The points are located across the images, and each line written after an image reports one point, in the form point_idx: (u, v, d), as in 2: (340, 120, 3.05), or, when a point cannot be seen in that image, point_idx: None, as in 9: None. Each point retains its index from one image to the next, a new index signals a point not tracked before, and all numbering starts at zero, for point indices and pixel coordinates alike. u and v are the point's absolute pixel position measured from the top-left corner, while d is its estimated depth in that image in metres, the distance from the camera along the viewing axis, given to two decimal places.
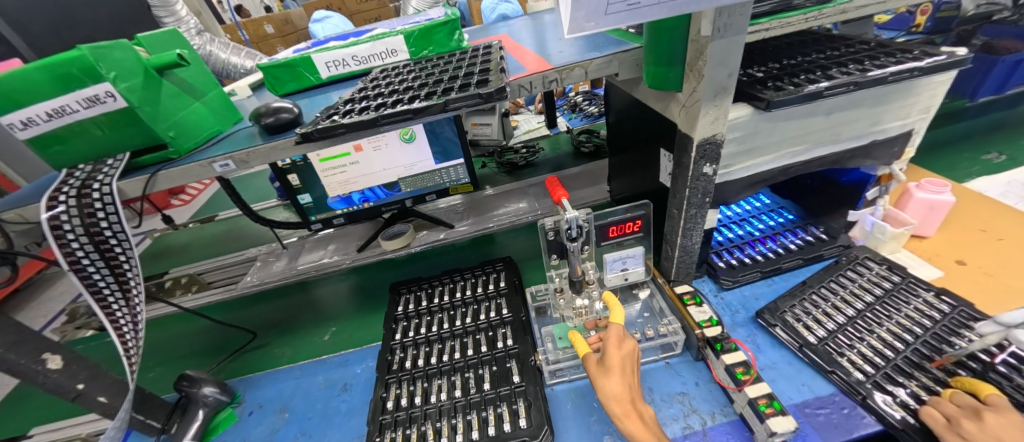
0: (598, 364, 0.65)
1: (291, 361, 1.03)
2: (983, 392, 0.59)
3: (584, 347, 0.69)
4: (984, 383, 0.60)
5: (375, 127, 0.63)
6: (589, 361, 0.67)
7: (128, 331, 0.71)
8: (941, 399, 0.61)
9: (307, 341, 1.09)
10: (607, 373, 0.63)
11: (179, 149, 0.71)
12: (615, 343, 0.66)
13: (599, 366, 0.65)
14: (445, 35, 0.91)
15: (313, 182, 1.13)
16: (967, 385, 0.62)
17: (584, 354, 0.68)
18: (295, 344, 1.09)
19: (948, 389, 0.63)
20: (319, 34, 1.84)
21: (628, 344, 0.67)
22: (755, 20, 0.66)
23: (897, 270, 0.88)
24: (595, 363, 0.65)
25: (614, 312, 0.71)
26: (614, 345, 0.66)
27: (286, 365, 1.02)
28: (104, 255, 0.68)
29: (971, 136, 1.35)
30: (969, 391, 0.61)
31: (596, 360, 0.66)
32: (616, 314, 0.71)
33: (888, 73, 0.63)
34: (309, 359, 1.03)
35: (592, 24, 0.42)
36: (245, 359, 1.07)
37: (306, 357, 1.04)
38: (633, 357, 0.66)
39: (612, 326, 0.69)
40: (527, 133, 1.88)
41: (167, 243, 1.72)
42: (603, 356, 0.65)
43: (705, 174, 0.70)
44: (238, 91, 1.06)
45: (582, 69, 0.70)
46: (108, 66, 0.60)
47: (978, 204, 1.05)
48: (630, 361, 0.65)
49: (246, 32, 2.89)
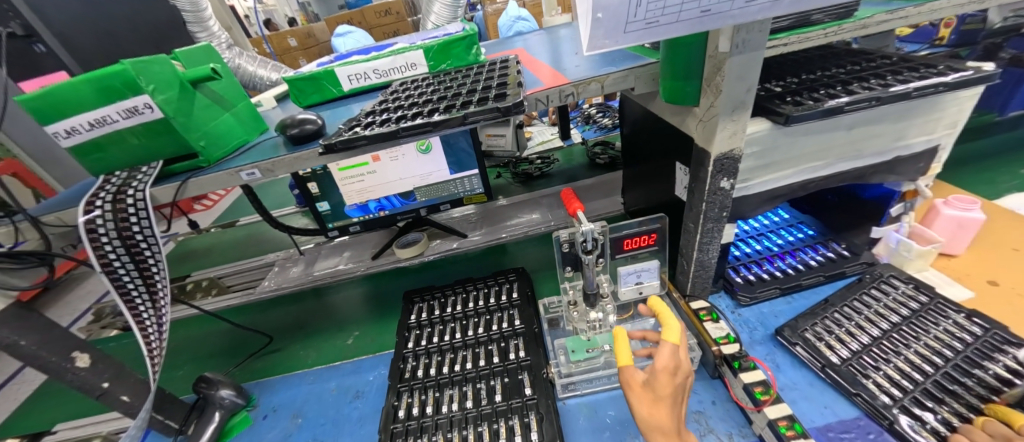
0: (644, 388, 0.56)
1: (320, 363, 1.05)
2: (1019, 422, 0.56)
3: (628, 360, 0.58)
4: (1020, 412, 0.57)
5: (395, 139, 0.64)
6: (633, 381, 0.57)
7: (153, 333, 0.73)
8: (974, 427, 0.58)
9: (332, 344, 1.11)
10: (656, 404, 0.55)
11: (209, 158, 0.74)
12: (671, 371, 0.56)
13: (645, 391, 0.56)
14: (463, 50, 0.93)
15: (332, 191, 1.16)
16: (1001, 414, 0.59)
17: (626, 367, 0.58)
18: (321, 347, 1.11)
19: (981, 417, 0.60)
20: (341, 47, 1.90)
21: (681, 364, 0.58)
22: (774, 35, 0.66)
23: (925, 290, 0.84)
24: (640, 386, 0.56)
25: (671, 330, 0.58)
26: (670, 374, 0.56)
27: (315, 366, 1.04)
28: (135, 258, 0.71)
29: (1005, 150, 1.31)
30: (1003, 420, 0.58)
31: (640, 380, 0.57)
32: (675, 331, 0.58)
33: (912, 89, 0.62)
34: (341, 361, 1.04)
35: (611, 41, 0.43)
36: (261, 363, 1.09)
37: (335, 360, 1.05)
38: (682, 383, 0.58)
39: (668, 347, 0.57)
40: (540, 144, 1.89)
41: (191, 246, 1.78)
42: (652, 380, 0.56)
43: (722, 189, 0.69)
44: (263, 102, 1.10)
45: (598, 83, 0.71)
46: (147, 79, 0.63)
47: (1011, 222, 1.01)
48: (679, 387, 0.57)
49: (271, 45, 3.00)
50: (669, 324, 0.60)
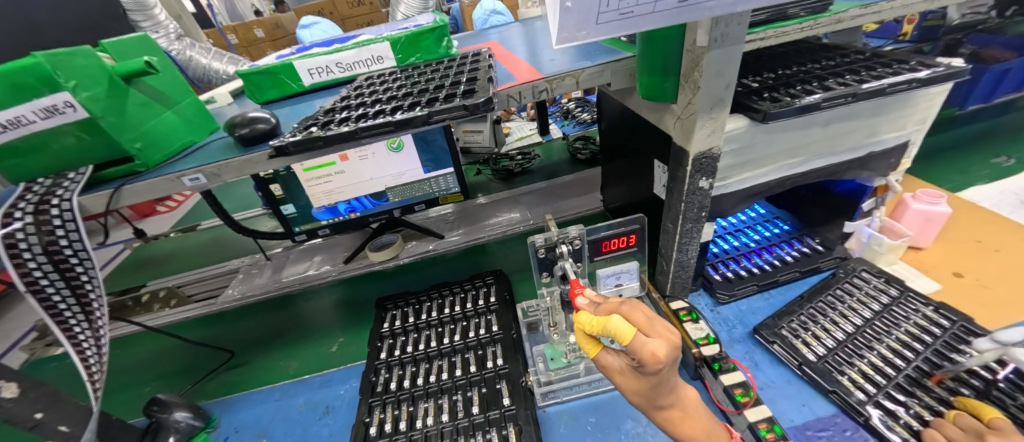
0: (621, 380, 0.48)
1: (304, 373, 0.99)
2: (988, 415, 0.57)
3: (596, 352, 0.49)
4: (988, 405, 0.58)
5: (354, 139, 0.59)
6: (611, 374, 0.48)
7: (93, 354, 0.65)
8: (945, 421, 0.59)
9: (317, 353, 1.05)
10: (636, 394, 0.48)
11: (147, 162, 0.67)
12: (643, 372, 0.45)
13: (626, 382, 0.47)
14: (433, 42, 0.88)
15: (298, 192, 1.09)
16: (971, 407, 0.60)
17: (599, 357, 0.49)
18: (306, 356, 1.04)
19: (951, 410, 0.61)
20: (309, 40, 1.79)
21: (662, 340, 0.44)
22: (751, 29, 0.64)
23: (895, 284, 0.86)
24: (618, 379, 0.48)
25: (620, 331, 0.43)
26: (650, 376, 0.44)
27: (300, 376, 0.98)
28: (64, 275, 0.64)
29: (972, 141, 1.36)
30: (973, 414, 0.59)
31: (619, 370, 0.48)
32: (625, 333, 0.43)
33: (886, 84, 0.62)
34: (329, 370, 0.98)
35: (585, 32, 0.39)
36: (225, 378, 1.02)
37: (321, 369, 0.99)
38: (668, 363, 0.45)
39: (635, 346, 0.43)
40: (519, 140, 1.85)
41: (150, 252, 1.66)
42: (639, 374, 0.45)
43: (701, 188, 0.67)
44: (217, 98, 1.02)
45: (573, 78, 0.68)
46: (67, 74, 0.55)
47: (973, 214, 1.04)
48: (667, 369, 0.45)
49: (234, 37, 2.84)
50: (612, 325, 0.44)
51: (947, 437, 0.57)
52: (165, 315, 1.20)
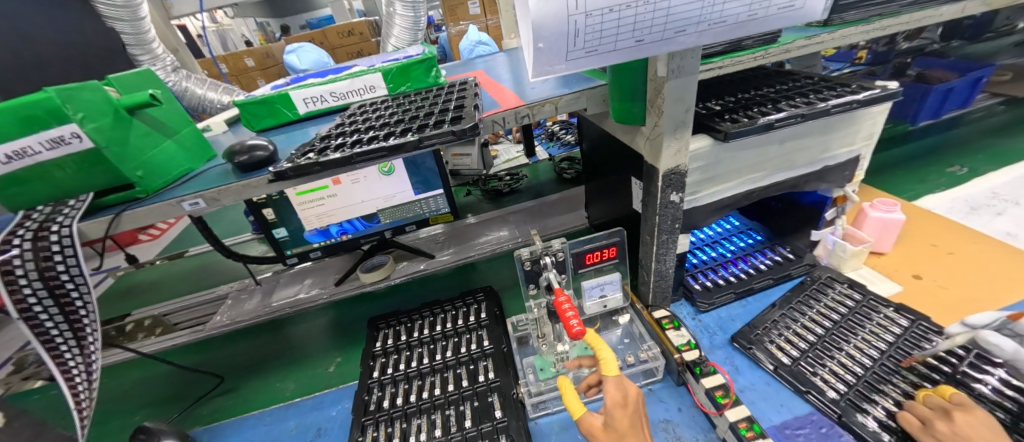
0: (604, 433, 0.58)
1: (299, 395, 0.99)
2: (949, 393, 0.62)
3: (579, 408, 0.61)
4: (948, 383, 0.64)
5: (350, 164, 0.63)
6: (592, 425, 0.59)
7: (81, 382, 0.68)
8: (915, 402, 0.64)
9: (313, 374, 1.05)
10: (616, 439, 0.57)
11: (147, 188, 0.69)
12: (618, 403, 0.59)
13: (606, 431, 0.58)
14: (422, 72, 0.94)
15: (290, 216, 1.12)
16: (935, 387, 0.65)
17: (583, 418, 0.61)
18: (300, 377, 1.05)
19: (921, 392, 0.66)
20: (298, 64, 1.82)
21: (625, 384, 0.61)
22: (709, 59, 0.72)
23: (858, 288, 0.92)
24: (602, 434, 0.58)
25: (607, 362, 0.62)
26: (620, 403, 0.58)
27: (294, 399, 0.98)
28: (59, 302, 0.66)
29: (928, 153, 1.46)
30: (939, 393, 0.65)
31: (600, 424, 0.59)
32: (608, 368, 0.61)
33: (831, 106, 0.69)
34: (321, 391, 0.99)
35: (563, 66, 0.45)
36: (219, 403, 1.01)
37: (315, 390, 1.00)
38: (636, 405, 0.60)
39: (608, 383, 0.60)
40: (506, 162, 1.91)
41: (134, 281, 1.64)
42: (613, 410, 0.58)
43: (673, 202, 0.73)
44: (213, 126, 1.06)
45: (552, 104, 0.74)
46: (76, 107, 0.59)
47: (928, 221, 1.12)
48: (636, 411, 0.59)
49: (224, 66, 2.89)
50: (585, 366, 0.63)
51: (918, 418, 0.62)
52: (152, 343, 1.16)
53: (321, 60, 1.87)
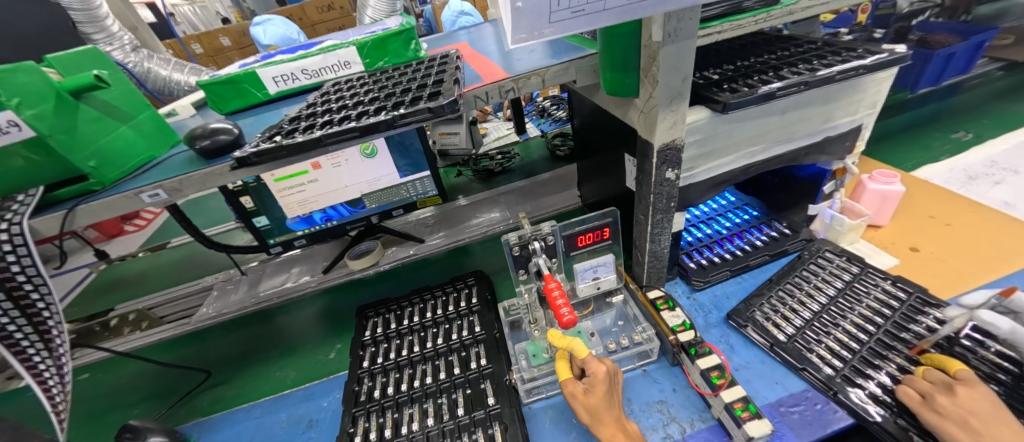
0: (585, 399, 0.64)
1: (297, 384, 0.97)
2: (953, 368, 0.62)
3: (565, 374, 0.67)
4: (951, 359, 0.64)
5: (320, 147, 0.58)
6: (574, 389, 0.65)
7: (55, 386, 0.63)
8: (915, 376, 0.64)
9: (312, 361, 1.03)
10: (592, 403, 0.63)
11: (102, 179, 0.64)
12: (603, 378, 0.64)
13: (584, 395, 0.64)
14: (400, 45, 0.87)
15: (270, 203, 1.07)
16: (937, 362, 0.65)
17: (567, 381, 0.66)
18: (300, 365, 1.03)
19: (921, 367, 0.66)
20: (263, 38, 1.75)
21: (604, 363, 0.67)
22: (707, 23, 0.66)
23: (856, 261, 0.90)
24: (582, 398, 0.64)
25: (580, 349, 0.65)
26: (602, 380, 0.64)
27: (290, 389, 0.96)
28: (18, 304, 0.60)
29: (928, 121, 1.43)
30: (938, 367, 0.64)
31: (582, 389, 0.65)
32: (582, 348, 0.65)
33: (836, 72, 0.65)
34: (320, 380, 0.97)
35: (549, 30, 0.40)
36: (221, 393, 1.00)
37: (315, 378, 0.98)
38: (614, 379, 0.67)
39: (587, 359, 0.66)
40: (496, 140, 1.85)
41: (117, 274, 1.59)
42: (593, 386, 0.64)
43: (668, 179, 0.69)
44: (179, 110, 0.99)
45: (539, 77, 0.69)
46: (8, 92, 0.52)
47: (926, 191, 1.10)
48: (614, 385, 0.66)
49: (198, 46, 2.75)
50: (571, 344, 0.66)
51: (918, 391, 0.61)
52: (136, 338, 1.12)
53: (286, 34, 1.78)
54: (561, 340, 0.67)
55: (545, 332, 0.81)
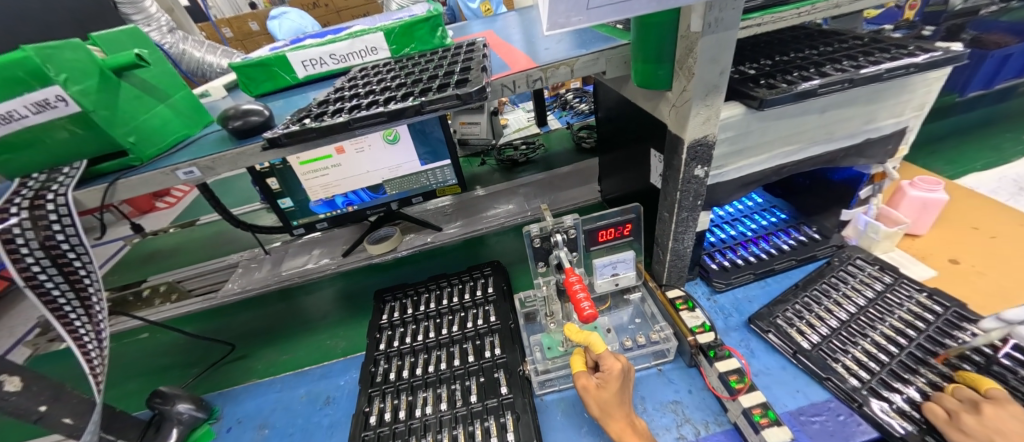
0: (597, 392, 0.64)
1: (348, 352, 1.01)
2: (985, 386, 0.59)
3: (579, 367, 0.66)
4: (986, 378, 0.61)
5: (346, 131, 0.59)
6: (586, 384, 0.64)
7: (93, 349, 0.63)
8: (945, 393, 0.61)
9: (359, 331, 1.07)
10: (602, 400, 0.63)
11: (140, 156, 0.66)
12: (615, 375, 0.63)
13: (595, 390, 0.64)
14: (427, 32, 0.87)
15: (295, 185, 1.08)
16: (969, 379, 0.62)
17: (579, 375, 0.66)
18: (351, 335, 1.06)
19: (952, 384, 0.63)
20: (278, 32, 1.80)
21: (620, 361, 0.66)
22: (747, 14, 0.64)
23: (889, 271, 0.86)
24: (594, 392, 0.64)
25: (596, 344, 0.65)
26: (615, 378, 0.63)
27: (347, 355, 1.00)
28: (63, 270, 0.63)
29: (982, 125, 1.36)
30: (971, 386, 0.61)
31: (594, 384, 0.64)
32: (598, 342, 0.65)
33: (883, 70, 0.61)
34: (357, 354, 0.99)
35: (581, 17, 0.38)
36: (274, 359, 1.04)
37: (355, 351, 1.01)
38: (627, 377, 0.66)
39: (603, 354, 0.65)
40: (517, 132, 1.83)
41: (150, 248, 1.66)
42: (605, 383, 0.64)
43: (697, 177, 0.68)
44: (212, 91, 1.01)
45: (567, 67, 0.67)
46: (57, 68, 0.55)
47: (970, 201, 1.04)
48: (626, 385, 0.66)
49: (228, 30, 2.81)
50: (588, 340, 0.65)
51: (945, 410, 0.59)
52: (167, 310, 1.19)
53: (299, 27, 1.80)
54: (576, 333, 0.66)
55: (561, 326, 0.82)
